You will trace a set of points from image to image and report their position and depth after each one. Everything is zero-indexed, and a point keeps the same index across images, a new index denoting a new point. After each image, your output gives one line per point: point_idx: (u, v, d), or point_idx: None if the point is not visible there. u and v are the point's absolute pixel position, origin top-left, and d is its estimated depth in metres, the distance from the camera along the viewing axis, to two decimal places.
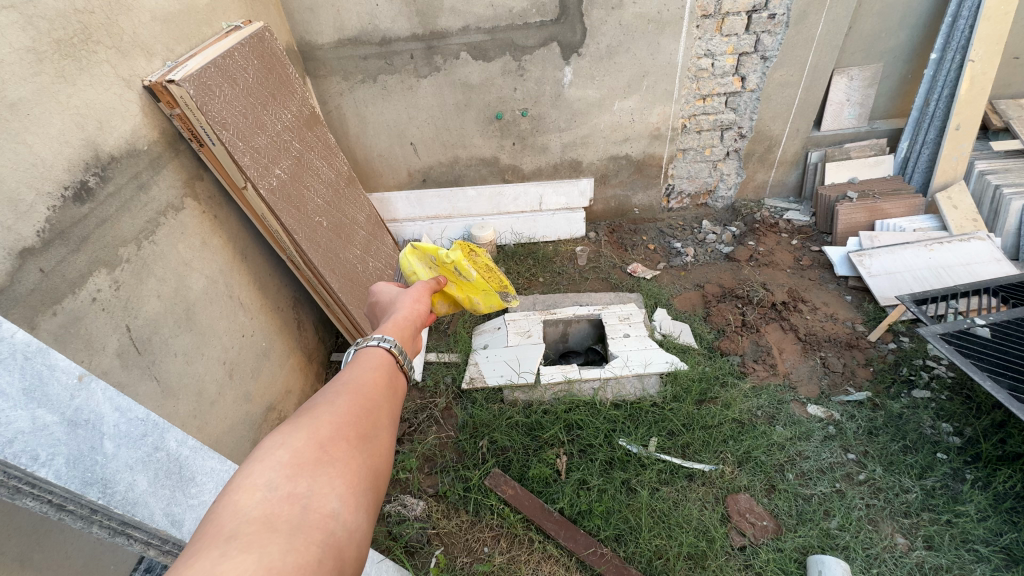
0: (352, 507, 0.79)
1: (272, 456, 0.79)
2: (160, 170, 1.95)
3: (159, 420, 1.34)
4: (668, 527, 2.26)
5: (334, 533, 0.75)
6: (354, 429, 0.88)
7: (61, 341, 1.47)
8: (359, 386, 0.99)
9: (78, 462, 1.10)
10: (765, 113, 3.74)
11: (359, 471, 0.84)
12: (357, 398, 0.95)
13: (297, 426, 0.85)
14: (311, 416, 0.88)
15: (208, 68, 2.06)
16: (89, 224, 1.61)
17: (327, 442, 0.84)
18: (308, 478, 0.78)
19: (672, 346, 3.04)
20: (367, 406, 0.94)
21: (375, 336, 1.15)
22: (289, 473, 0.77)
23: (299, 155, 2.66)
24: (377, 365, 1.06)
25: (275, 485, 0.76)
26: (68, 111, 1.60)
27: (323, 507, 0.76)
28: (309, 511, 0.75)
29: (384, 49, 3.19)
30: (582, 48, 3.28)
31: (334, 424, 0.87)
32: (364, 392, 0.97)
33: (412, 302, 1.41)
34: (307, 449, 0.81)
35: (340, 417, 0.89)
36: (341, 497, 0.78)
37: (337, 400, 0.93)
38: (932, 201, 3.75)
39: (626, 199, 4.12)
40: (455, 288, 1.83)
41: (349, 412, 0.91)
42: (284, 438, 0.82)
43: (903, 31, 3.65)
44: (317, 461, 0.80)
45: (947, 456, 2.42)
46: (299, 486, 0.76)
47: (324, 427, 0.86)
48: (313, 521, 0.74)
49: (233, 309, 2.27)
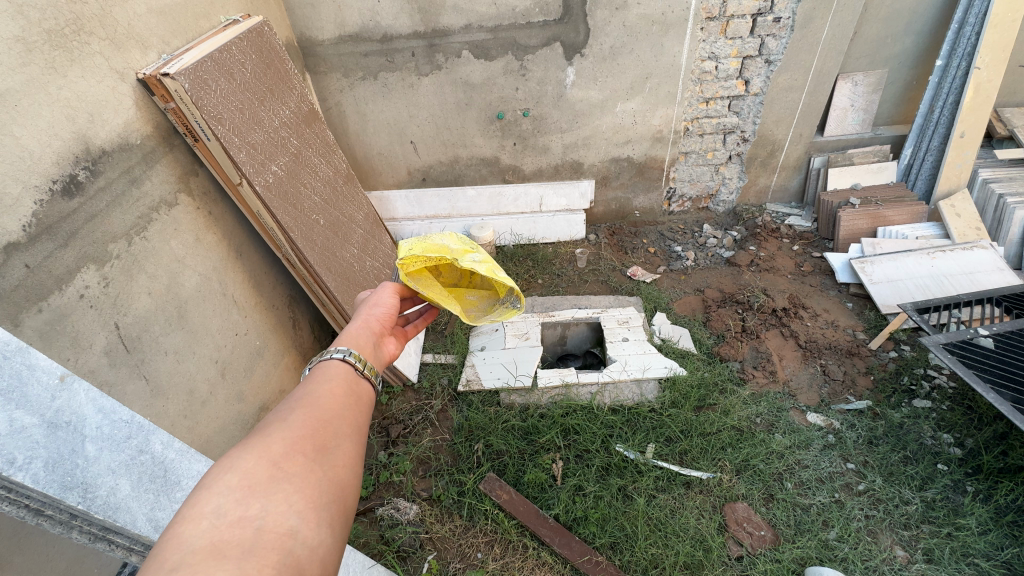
0: (313, 523, 0.77)
1: (220, 482, 0.76)
2: (153, 165, 1.91)
3: (144, 422, 1.30)
4: (664, 535, 2.23)
5: (293, 552, 0.73)
6: (311, 442, 0.86)
7: (47, 337, 1.43)
8: (316, 400, 0.96)
9: (57, 465, 1.07)
10: (768, 117, 3.71)
11: (320, 486, 0.82)
12: (313, 413, 0.92)
13: (247, 447, 0.82)
14: (262, 436, 0.85)
15: (204, 61, 2.03)
16: (78, 219, 1.58)
17: (281, 459, 0.81)
18: (261, 498, 0.75)
19: (671, 351, 3.00)
20: (325, 418, 0.92)
21: (332, 348, 1.12)
22: (239, 496, 0.75)
23: (297, 151, 2.63)
24: (336, 375, 1.03)
25: (224, 510, 0.73)
26: (57, 102, 1.56)
27: (280, 526, 0.74)
28: (263, 532, 0.72)
29: (385, 46, 3.16)
30: (585, 48, 3.25)
31: (288, 440, 0.84)
32: (321, 405, 0.95)
33: (371, 309, 1.37)
34: (257, 470, 0.78)
35: (294, 434, 0.86)
36: (298, 513, 0.76)
37: (290, 416, 0.90)
38: (935, 209, 3.73)
39: (626, 201, 4.09)
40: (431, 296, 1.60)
41: (305, 427, 0.88)
42: (232, 462, 0.80)
43: (909, 37, 3.62)
44: (270, 480, 0.78)
45: (948, 467, 2.39)
46: (250, 508, 0.74)
47: (276, 445, 0.83)
48: (269, 541, 0.72)
49: (227, 307, 2.23)
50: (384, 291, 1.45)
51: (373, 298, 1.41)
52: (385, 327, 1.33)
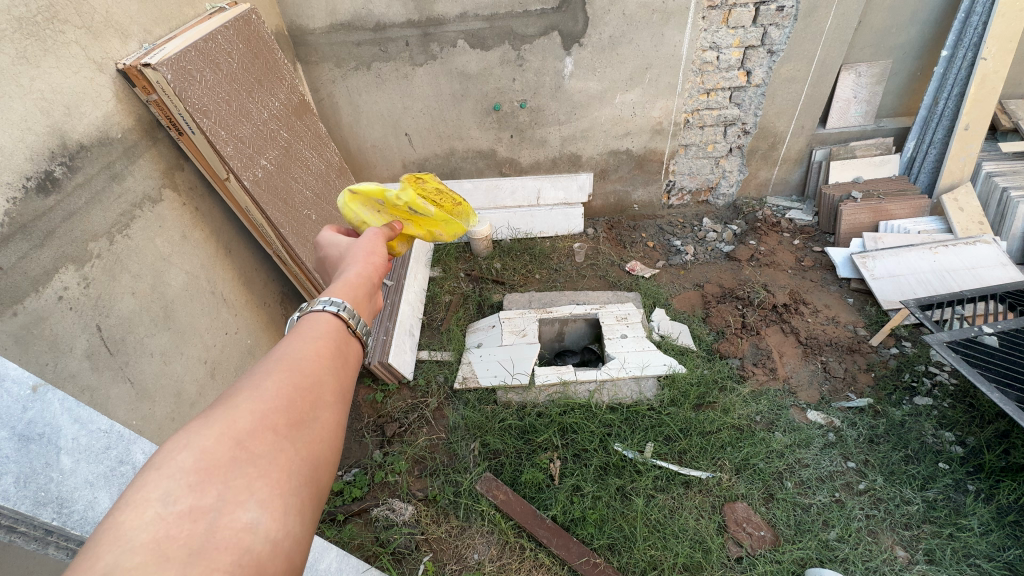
0: (278, 513, 0.72)
1: (172, 462, 0.70)
2: (135, 160, 1.84)
3: (125, 431, 1.23)
4: (664, 536, 2.21)
5: (251, 549, 0.68)
6: (284, 417, 0.80)
7: (24, 342, 1.37)
8: (299, 360, 0.89)
9: (30, 481, 1.03)
10: (770, 109, 3.64)
11: (289, 468, 0.77)
12: (294, 375, 0.85)
13: (212, 419, 0.76)
14: (232, 404, 0.78)
15: (187, 51, 1.94)
16: (55, 217, 1.52)
17: (246, 438, 0.75)
18: (217, 486, 0.70)
19: (670, 348, 2.96)
20: (305, 386, 0.85)
21: (322, 298, 1.03)
22: (192, 482, 0.69)
23: (287, 145, 2.55)
24: (324, 332, 0.96)
25: (173, 498, 0.68)
26: (30, 95, 1.49)
27: (237, 521, 0.69)
28: (218, 528, 0.67)
29: (378, 35, 3.06)
30: (583, 38, 3.16)
31: (257, 413, 0.78)
32: (303, 367, 0.88)
33: (370, 247, 1.24)
34: (219, 450, 0.73)
35: (268, 405, 0.80)
36: (260, 505, 0.71)
37: (267, 381, 0.83)
38: (937, 202, 3.68)
39: (625, 194, 4.02)
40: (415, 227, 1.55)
41: (283, 396, 0.82)
42: (191, 436, 0.73)
43: (914, 26, 3.55)
44: (231, 463, 0.72)
45: (950, 466, 2.37)
46: (203, 498, 0.69)
47: (243, 419, 0.77)
48: (224, 538, 0.67)
49: (216, 305, 2.17)
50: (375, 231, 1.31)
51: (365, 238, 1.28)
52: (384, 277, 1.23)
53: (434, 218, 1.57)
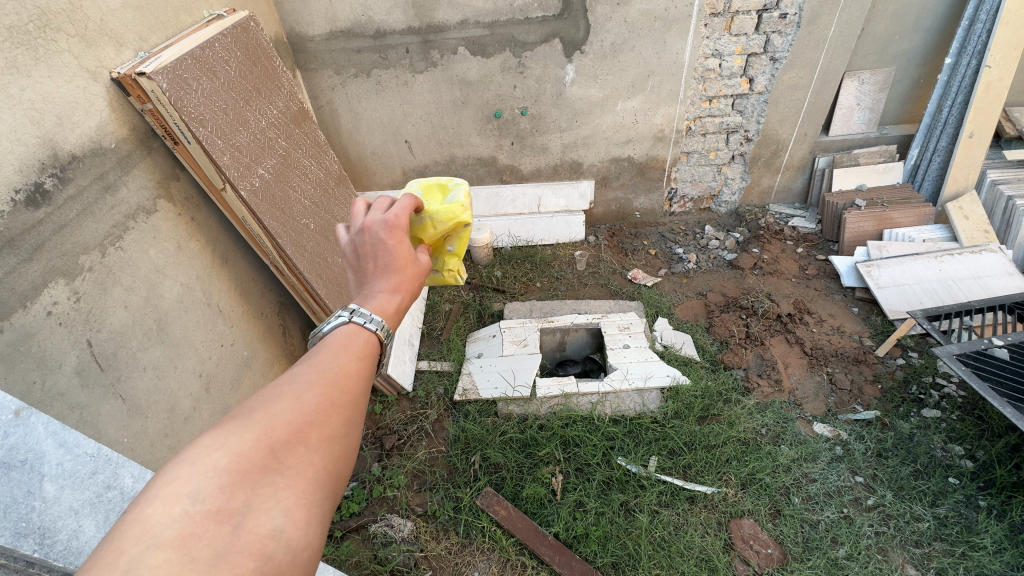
0: (300, 524, 0.74)
1: (208, 460, 0.72)
2: (130, 170, 1.81)
3: (112, 455, 1.20)
4: (669, 555, 2.15)
5: (272, 557, 0.69)
6: (317, 431, 0.82)
7: (10, 360, 1.33)
8: (336, 376, 0.90)
9: (10, 511, 0.99)
10: (773, 116, 3.62)
11: (314, 481, 0.78)
12: (330, 390, 0.87)
13: (249, 423, 0.78)
14: (269, 409, 0.80)
15: (184, 59, 1.91)
16: (45, 230, 1.48)
17: (279, 447, 0.77)
18: (246, 491, 0.71)
19: (673, 358, 2.92)
20: (339, 401, 0.87)
21: (358, 307, 1.04)
22: (225, 482, 0.71)
23: (286, 153, 2.51)
24: (359, 349, 0.98)
25: (202, 498, 0.69)
26: (20, 105, 1.45)
27: (261, 527, 0.70)
28: (243, 532, 0.69)
29: (378, 42, 3.04)
30: (585, 45, 3.14)
31: (293, 424, 0.80)
32: (339, 383, 0.89)
33: (420, 273, 1.21)
34: (253, 454, 0.74)
35: (302, 416, 0.81)
36: (286, 514, 0.73)
37: (305, 392, 0.85)
38: (942, 210, 3.65)
39: (627, 202, 3.99)
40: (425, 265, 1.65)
41: (319, 409, 0.84)
42: (228, 437, 0.75)
43: (917, 34, 3.53)
44: (262, 470, 0.74)
45: (960, 481, 2.32)
46: (234, 500, 0.70)
47: (280, 427, 0.79)
48: (247, 543, 0.68)
49: (211, 317, 2.13)
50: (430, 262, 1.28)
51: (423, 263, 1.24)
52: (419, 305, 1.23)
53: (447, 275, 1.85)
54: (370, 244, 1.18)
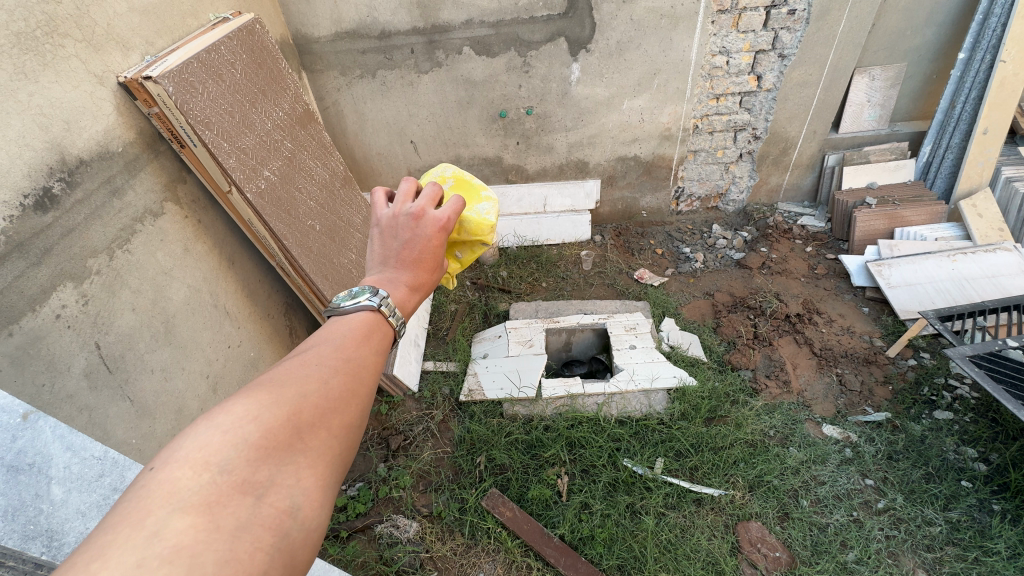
0: (315, 506, 0.75)
1: (237, 430, 0.73)
2: (137, 173, 1.83)
3: (118, 458, 1.20)
4: (675, 558, 2.14)
5: (287, 534, 0.70)
6: (339, 417, 0.83)
7: (20, 363, 1.34)
8: (360, 364, 0.92)
9: (18, 514, 1.01)
10: (782, 113, 3.57)
11: (331, 466, 0.80)
12: (354, 377, 0.89)
13: (278, 398, 0.78)
14: (299, 388, 0.81)
15: (189, 62, 1.92)
16: (53, 235, 1.49)
17: (305, 426, 0.78)
18: (271, 467, 0.72)
19: (680, 359, 2.90)
20: (361, 389, 0.89)
21: (381, 291, 1.04)
22: (253, 455, 0.72)
23: (291, 155, 2.51)
24: (379, 340, 0.99)
25: (231, 467, 0.69)
26: (29, 110, 1.47)
27: (282, 504, 0.71)
28: (264, 507, 0.69)
29: (383, 43, 3.04)
30: (590, 44, 3.12)
31: (319, 405, 0.81)
32: (361, 371, 0.91)
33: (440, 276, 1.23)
34: (280, 431, 0.75)
35: (327, 399, 0.83)
36: (304, 494, 0.74)
37: (332, 376, 0.86)
38: (955, 208, 3.59)
39: (633, 201, 3.96)
40: None
41: (343, 395, 0.85)
42: (258, 410, 0.76)
43: (930, 29, 3.47)
44: (287, 448, 0.75)
45: (973, 484, 2.28)
46: (259, 473, 0.71)
47: (307, 407, 0.80)
48: (268, 518, 0.69)
49: (218, 318, 2.15)
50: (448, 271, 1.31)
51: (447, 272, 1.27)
52: None
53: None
54: (413, 238, 1.17)
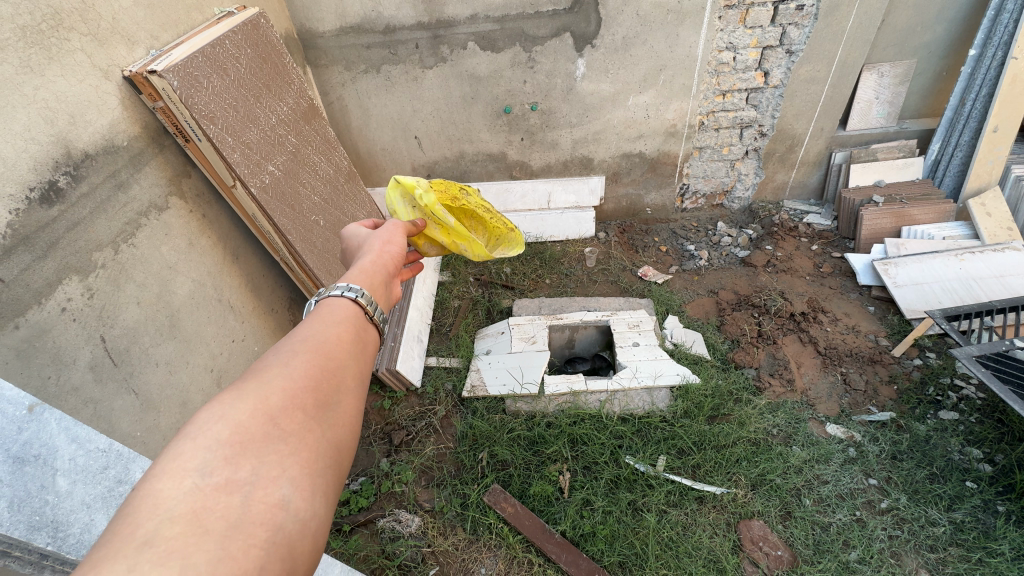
0: (305, 493, 0.75)
1: (209, 433, 0.73)
2: (142, 168, 1.83)
3: (123, 451, 1.24)
4: (677, 555, 2.14)
5: (283, 526, 0.71)
6: (311, 398, 0.83)
7: (25, 355, 1.35)
8: (324, 344, 0.93)
9: (24, 505, 1.01)
10: (789, 110, 3.54)
11: (316, 449, 0.80)
12: (317, 356, 0.90)
13: (243, 394, 0.79)
14: (263, 380, 0.82)
15: (194, 56, 1.92)
16: (59, 228, 1.50)
17: (278, 415, 0.78)
18: (251, 461, 0.72)
19: (683, 357, 2.89)
20: (329, 366, 0.89)
21: (342, 284, 1.10)
22: (228, 454, 0.72)
23: (296, 150, 2.52)
24: (345, 319, 1.01)
25: (209, 470, 0.70)
26: (34, 104, 1.47)
27: (270, 496, 0.71)
28: (252, 503, 0.70)
29: (388, 38, 3.03)
30: (596, 39, 3.10)
31: (288, 391, 0.81)
32: (327, 352, 0.92)
33: (379, 247, 1.33)
34: (252, 425, 0.75)
35: (296, 384, 0.83)
36: (292, 482, 0.74)
37: (293, 361, 0.87)
38: (963, 207, 3.55)
39: (638, 198, 3.94)
40: (438, 232, 1.70)
41: (310, 376, 0.86)
42: (225, 409, 0.76)
43: (940, 25, 3.43)
44: (264, 439, 0.75)
45: (978, 485, 2.27)
46: (239, 470, 0.71)
47: (275, 396, 0.80)
48: (258, 513, 0.69)
49: (222, 313, 2.15)
50: (390, 233, 1.41)
51: (382, 231, 1.41)
52: (397, 267, 1.31)
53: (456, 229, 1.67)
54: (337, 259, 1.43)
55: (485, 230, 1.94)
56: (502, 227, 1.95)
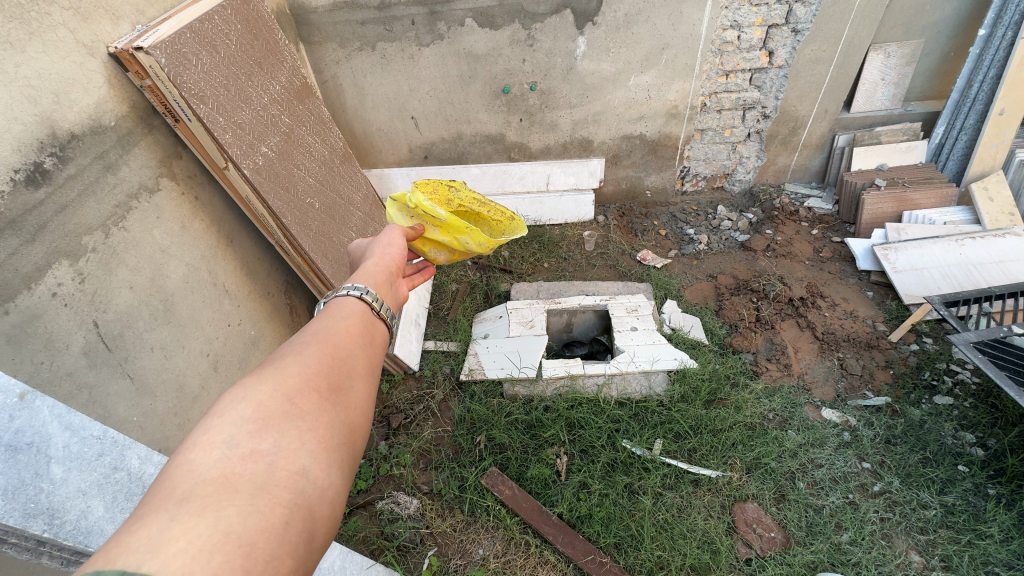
0: (323, 465, 0.76)
1: (233, 411, 0.75)
2: (131, 149, 1.79)
3: (118, 437, 1.23)
4: (672, 537, 2.17)
5: (304, 491, 0.71)
6: (325, 381, 0.84)
7: (16, 341, 1.33)
8: (333, 335, 0.94)
9: (18, 493, 1.01)
10: (793, 91, 3.48)
11: (332, 427, 0.80)
12: (329, 346, 0.91)
13: (263, 378, 0.81)
14: (278, 367, 0.83)
15: (182, 33, 1.86)
16: (46, 211, 1.47)
17: (296, 394, 0.80)
18: (274, 433, 0.74)
19: (681, 341, 2.90)
20: (340, 355, 0.91)
21: (347, 285, 1.10)
22: (253, 428, 0.73)
23: (289, 130, 2.46)
24: (352, 314, 1.01)
25: (237, 441, 0.71)
26: (15, 82, 1.42)
27: (292, 465, 0.72)
28: (275, 469, 0.70)
29: (383, 14, 2.93)
30: (598, 16, 3.01)
31: (303, 375, 0.83)
32: (337, 342, 0.93)
33: (381, 250, 1.32)
34: (272, 403, 0.77)
35: (310, 369, 0.84)
36: (312, 454, 0.75)
37: (306, 350, 0.88)
38: (965, 191, 3.52)
39: (638, 180, 3.89)
40: (437, 233, 1.66)
41: (323, 362, 0.87)
42: (246, 392, 0.78)
43: (950, 3, 3.34)
44: (284, 415, 0.76)
45: (970, 469, 2.30)
46: (263, 442, 0.72)
47: (291, 379, 0.82)
48: (281, 479, 0.70)
49: (218, 297, 2.13)
50: (392, 238, 1.38)
51: (383, 236, 1.38)
52: (400, 269, 1.30)
53: (453, 223, 1.64)
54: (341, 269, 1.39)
55: (489, 223, 1.90)
56: (502, 217, 1.88)
